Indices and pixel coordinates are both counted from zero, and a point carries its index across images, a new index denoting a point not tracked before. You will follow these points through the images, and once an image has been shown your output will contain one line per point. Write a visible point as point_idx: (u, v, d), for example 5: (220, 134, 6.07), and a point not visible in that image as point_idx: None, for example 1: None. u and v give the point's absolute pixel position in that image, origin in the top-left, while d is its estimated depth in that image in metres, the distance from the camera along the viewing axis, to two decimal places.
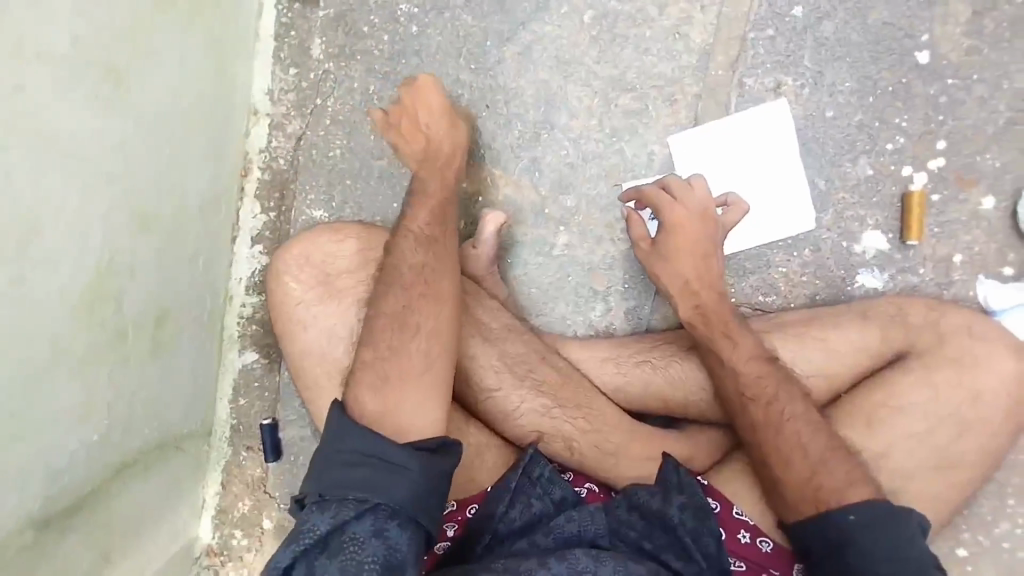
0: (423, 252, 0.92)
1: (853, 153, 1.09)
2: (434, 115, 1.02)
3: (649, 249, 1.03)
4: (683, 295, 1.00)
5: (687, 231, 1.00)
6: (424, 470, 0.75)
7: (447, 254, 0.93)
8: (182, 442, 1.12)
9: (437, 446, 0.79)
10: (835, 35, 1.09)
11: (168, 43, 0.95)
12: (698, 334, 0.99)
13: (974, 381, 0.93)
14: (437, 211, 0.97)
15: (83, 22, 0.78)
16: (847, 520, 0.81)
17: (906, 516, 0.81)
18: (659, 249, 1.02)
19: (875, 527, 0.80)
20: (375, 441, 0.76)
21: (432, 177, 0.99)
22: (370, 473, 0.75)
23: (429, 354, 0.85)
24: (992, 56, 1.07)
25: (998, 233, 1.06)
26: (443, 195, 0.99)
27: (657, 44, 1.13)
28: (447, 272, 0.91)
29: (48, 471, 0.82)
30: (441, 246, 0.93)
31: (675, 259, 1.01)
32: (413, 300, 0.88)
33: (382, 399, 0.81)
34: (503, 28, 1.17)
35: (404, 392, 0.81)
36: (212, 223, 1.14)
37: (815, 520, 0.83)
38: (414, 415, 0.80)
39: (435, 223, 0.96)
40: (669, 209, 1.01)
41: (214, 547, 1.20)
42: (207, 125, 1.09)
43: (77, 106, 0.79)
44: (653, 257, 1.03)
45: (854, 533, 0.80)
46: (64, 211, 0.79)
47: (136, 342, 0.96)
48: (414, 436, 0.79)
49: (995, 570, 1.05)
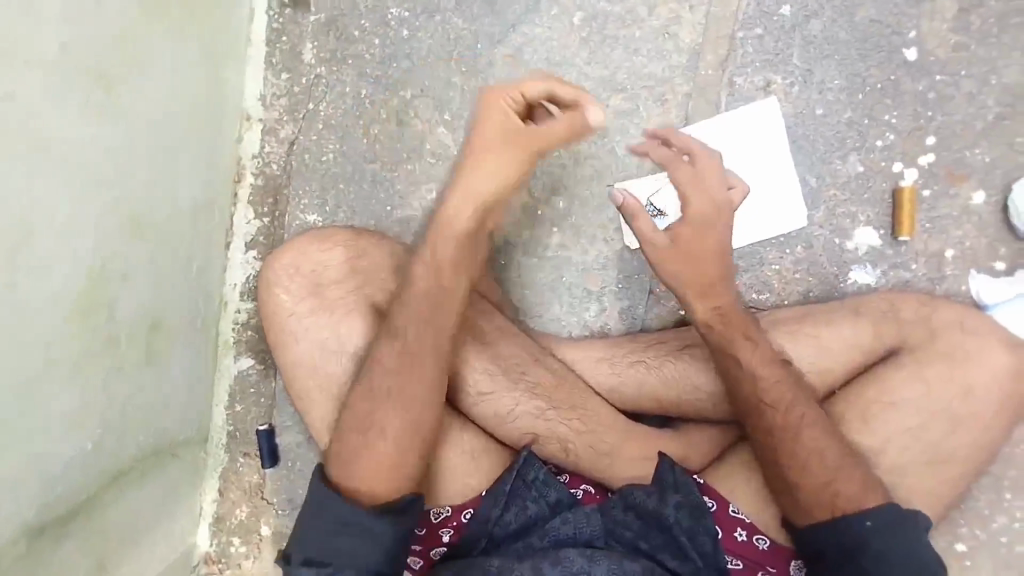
0: (422, 313, 0.92)
1: (843, 150, 1.10)
2: (488, 149, 0.91)
3: (666, 246, 0.93)
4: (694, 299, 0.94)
5: (708, 231, 0.92)
6: (395, 534, 0.84)
7: (446, 318, 0.93)
8: (177, 449, 1.12)
9: (404, 504, 0.86)
10: (822, 33, 1.10)
11: (158, 50, 0.95)
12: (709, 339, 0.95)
13: (966, 375, 0.93)
14: (452, 282, 0.94)
15: (71, 28, 0.79)
16: (864, 526, 0.82)
17: (912, 520, 0.82)
18: (675, 247, 0.93)
19: (887, 531, 0.81)
20: (350, 509, 0.84)
21: (450, 236, 0.93)
22: (348, 538, 0.84)
23: (407, 421, 0.88)
24: (979, 52, 1.07)
25: (989, 228, 1.07)
26: (461, 259, 0.94)
27: (646, 45, 1.14)
28: (442, 337, 0.92)
29: (43, 478, 0.82)
30: (440, 315, 0.92)
31: (692, 261, 0.93)
32: (397, 369, 0.90)
33: (355, 460, 0.87)
34: (493, 30, 1.18)
35: (378, 458, 0.87)
36: (205, 230, 1.14)
37: (831, 524, 0.84)
38: (383, 477, 0.86)
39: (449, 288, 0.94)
40: (696, 203, 0.92)
41: (213, 554, 1.20)
42: (199, 131, 1.09)
43: (66, 112, 0.79)
44: (664, 253, 0.93)
45: (870, 538, 0.81)
46: (56, 218, 0.79)
47: (131, 349, 0.96)
48: (381, 496, 0.86)
49: (994, 565, 1.05)
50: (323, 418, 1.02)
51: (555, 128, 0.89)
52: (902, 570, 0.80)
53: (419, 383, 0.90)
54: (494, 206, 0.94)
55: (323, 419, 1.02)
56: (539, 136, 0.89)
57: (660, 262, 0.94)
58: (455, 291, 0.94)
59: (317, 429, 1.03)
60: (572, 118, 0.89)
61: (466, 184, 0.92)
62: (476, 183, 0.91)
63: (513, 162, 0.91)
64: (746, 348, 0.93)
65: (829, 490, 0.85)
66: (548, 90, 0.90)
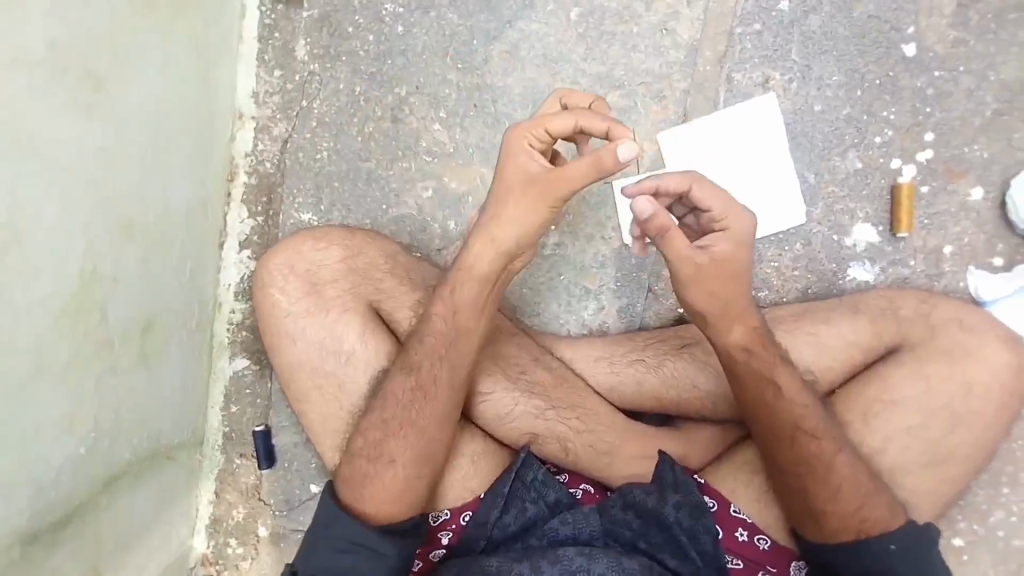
0: (438, 343, 0.91)
1: (842, 147, 1.09)
2: (511, 193, 0.86)
3: (699, 262, 0.81)
4: (722, 322, 0.85)
5: (743, 248, 0.82)
6: (400, 555, 0.87)
7: (465, 353, 0.92)
8: (172, 452, 1.10)
9: (409, 527, 0.89)
10: (821, 29, 1.10)
11: (146, 48, 0.93)
12: (740, 362, 0.87)
13: (965, 373, 0.93)
14: (472, 322, 0.91)
15: (57, 26, 0.77)
16: (888, 550, 0.83)
17: (928, 539, 0.85)
18: (710, 262, 0.81)
19: (907, 554, 0.84)
20: (358, 529, 0.87)
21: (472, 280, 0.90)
22: (354, 557, 0.87)
23: (417, 451, 0.89)
24: (977, 47, 1.07)
25: (988, 224, 1.07)
26: (480, 301, 0.91)
27: (644, 41, 1.13)
28: (460, 369, 0.91)
29: (36, 483, 0.81)
30: (460, 351, 0.91)
31: (725, 280, 0.82)
32: (411, 400, 0.90)
33: (364, 485, 0.89)
34: (489, 26, 1.16)
35: (387, 485, 0.88)
36: (198, 230, 1.13)
37: (854, 546, 0.84)
38: (391, 502, 0.89)
39: (468, 330, 0.91)
40: (733, 220, 0.82)
41: (209, 556, 1.19)
42: (191, 129, 1.07)
43: (52, 112, 0.77)
44: (699, 270, 0.81)
45: (895, 562, 0.83)
46: (45, 220, 0.78)
47: (125, 352, 0.95)
48: (388, 518, 0.89)
49: (991, 560, 1.06)
50: (321, 421, 1.01)
51: (574, 170, 0.81)
52: None
53: (432, 416, 0.90)
54: (519, 253, 0.89)
55: (321, 422, 1.01)
56: (560, 176, 0.82)
57: (690, 283, 0.82)
58: (477, 331, 0.92)
59: (315, 432, 1.02)
60: (592, 164, 0.79)
61: (490, 229, 0.88)
62: (499, 231, 0.87)
63: (536, 204, 0.85)
64: (781, 367, 0.87)
65: (843, 498, 0.85)
66: (573, 123, 0.82)
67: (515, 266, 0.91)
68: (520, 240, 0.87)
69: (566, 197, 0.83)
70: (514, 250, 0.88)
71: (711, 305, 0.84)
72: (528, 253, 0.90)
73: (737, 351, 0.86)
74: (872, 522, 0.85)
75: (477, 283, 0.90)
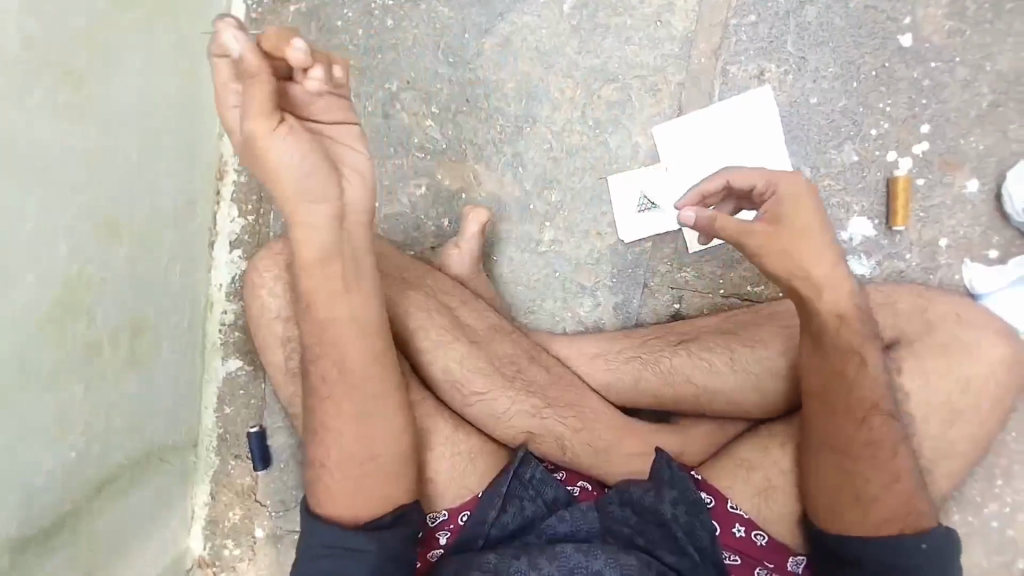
0: (314, 337, 0.84)
1: (838, 139, 1.09)
2: (259, 171, 0.77)
3: (761, 230, 0.81)
4: (811, 293, 0.83)
5: (803, 202, 0.82)
6: (381, 551, 0.82)
7: (335, 340, 0.84)
8: (166, 455, 1.09)
9: (390, 521, 0.84)
10: (817, 20, 1.09)
11: (128, 43, 0.91)
12: (832, 335, 0.85)
13: (962, 369, 0.94)
14: (336, 310, 0.83)
15: (34, 23, 0.74)
16: (920, 548, 0.81)
17: (954, 545, 0.83)
18: (777, 228, 0.81)
19: (939, 559, 0.82)
20: (329, 530, 0.83)
21: (314, 269, 0.81)
22: (335, 560, 0.82)
23: (353, 448, 0.84)
24: (973, 38, 1.06)
25: (984, 216, 1.06)
26: (334, 282, 0.82)
27: (639, 33, 1.11)
28: (339, 354, 0.84)
29: (23, 493, 0.79)
30: (330, 341, 0.84)
31: (800, 244, 0.81)
32: (316, 406, 0.86)
33: (331, 486, 0.84)
34: (480, 19, 1.14)
35: (347, 479, 0.84)
36: (188, 228, 1.11)
37: (891, 542, 0.82)
38: (355, 498, 0.84)
39: (332, 318, 0.83)
40: (783, 182, 0.83)
41: (206, 558, 1.18)
42: (177, 124, 1.05)
43: (33, 114, 0.75)
44: (767, 240, 0.81)
45: (924, 561, 0.81)
46: (26, 222, 0.76)
47: (114, 356, 0.94)
48: (367, 516, 0.84)
49: (985, 551, 1.06)
50: None
51: (252, 104, 0.72)
52: None
53: (344, 415, 0.84)
54: (336, 212, 0.79)
55: None
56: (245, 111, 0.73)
57: (766, 256, 0.82)
58: (345, 318, 0.83)
59: None
60: (248, 78, 0.71)
61: (285, 208, 0.78)
62: (295, 211, 0.78)
63: (270, 153, 0.74)
64: (871, 348, 0.86)
65: (894, 491, 0.84)
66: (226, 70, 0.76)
67: (340, 216, 0.80)
68: (313, 190, 0.77)
69: (274, 119, 0.73)
70: (322, 222, 0.79)
71: (790, 278, 0.82)
72: (333, 201, 0.79)
73: (831, 319, 0.84)
74: (915, 516, 0.83)
75: (313, 269, 0.81)
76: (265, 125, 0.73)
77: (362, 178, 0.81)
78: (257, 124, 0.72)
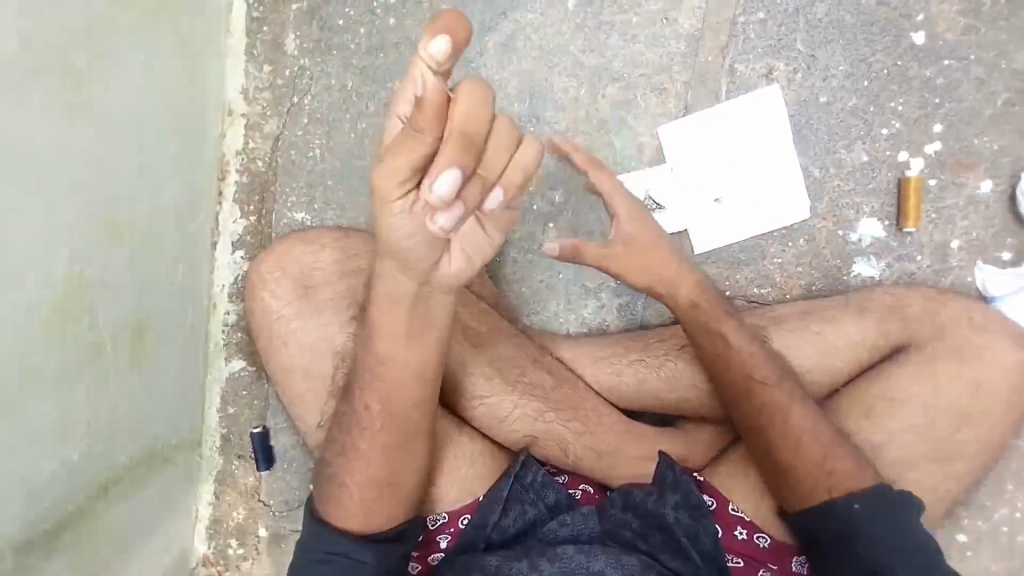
0: (370, 371, 0.82)
1: (848, 139, 1.07)
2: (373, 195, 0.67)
3: (618, 250, 0.94)
4: (667, 289, 0.96)
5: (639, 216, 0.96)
6: (379, 561, 0.83)
7: (393, 379, 0.81)
8: (170, 455, 1.10)
9: (394, 535, 0.85)
10: (827, 17, 1.06)
11: (127, 46, 0.90)
12: (690, 320, 0.96)
13: (972, 374, 0.92)
14: (397, 351, 0.79)
15: (33, 25, 0.73)
16: (853, 509, 0.81)
17: (906, 504, 0.81)
18: (627, 249, 0.95)
19: (881, 515, 0.80)
20: (335, 539, 0.83)
21: (384, 306, 0.77)
22: (332, 566, 0.82)
23: (371, 470, 0.83)
24: (989, 35, 1.04)
25: (997, 218, 1.04)
26: (404, 330, 0.78)
27: (644, 31, 1.10)
28: (394, 395, 0.82)
29: (25, 494, 0.79)
30: (384, 378, 0.81)
31: (643, 255, 0.95)
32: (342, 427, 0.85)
33: (337, 494, 0.84)
34: (484, 16, 1.13)
35: (363, 499, 0.83)
36: (189, 229, 1.11)
37: (824, 508, 0.82)
38: (364, 511, 0.83)
39: (390, 357, 0.80)
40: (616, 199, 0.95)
41: (211, 556, 1.19)
42: (179, 125, 1.05)
43: (30, 119, 0.75)
44: (624, 258, 0.95)
45: (863, 521, 0.80)
46: (26, 226, 0.75)
47: (115, 358, 0.93)
48: (374, 526, 0.84)
49: (994, 557, 1.05)
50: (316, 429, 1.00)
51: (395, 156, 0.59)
52: (894, 554, 0.78)
53: (373, 443, 0.83)
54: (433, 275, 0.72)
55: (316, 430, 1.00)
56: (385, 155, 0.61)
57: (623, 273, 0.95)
58: (403, 360, 0.80)
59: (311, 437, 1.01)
60: (406, 132, 0.58)
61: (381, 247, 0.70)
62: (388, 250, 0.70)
63: (382, 211, 0.64)
64: (729, 323, 0.94)
65: None
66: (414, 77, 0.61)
67: (423, 280, 0.72)
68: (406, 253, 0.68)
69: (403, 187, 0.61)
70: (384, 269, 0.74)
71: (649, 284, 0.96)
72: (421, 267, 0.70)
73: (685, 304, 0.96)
74: None
75: (380, 305, 0.77)
76: (386, 187, 0.62)
77: (466, 263, 0.71)
78: (385, 183, 0.61)
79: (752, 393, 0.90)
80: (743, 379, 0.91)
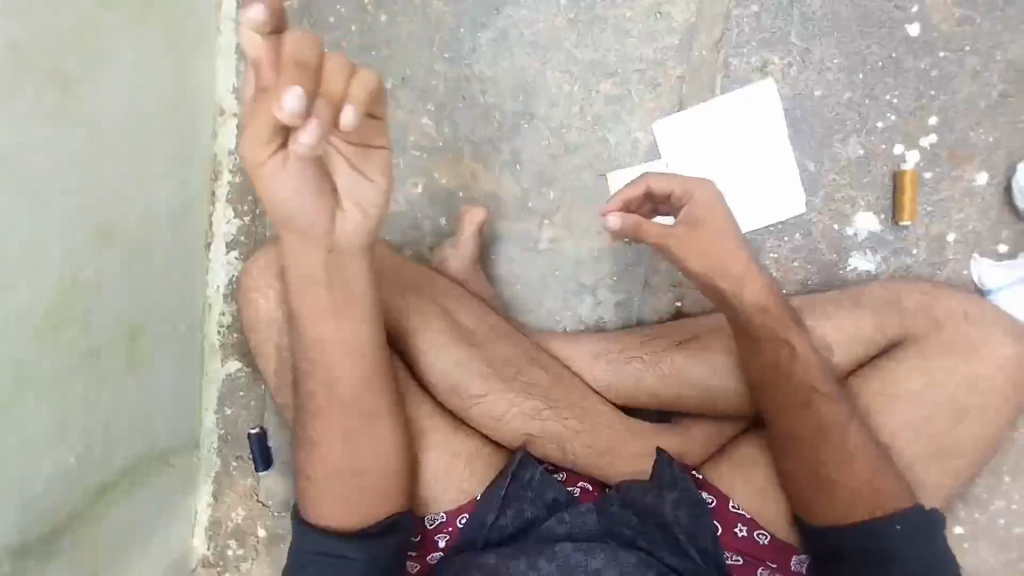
0: (310, 358, 0.81)
1: (843, 133, 1.06)
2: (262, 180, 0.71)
3: (680, 231, 0.82)
4: (734, 285, 0.85)
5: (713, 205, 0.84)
6: (370, 558, 0.83)
7: (331, 361, 0.81)
8: (167, 455, 1.10)
9: (387, 526, 0.85)
10: (821, 10, 1.06)
11: (116, 45, 0.89)
12: (756, 322, 0.87)
13: (969, 368, 0.92)
14: (330, 330, 0.79)
15: (21, 27, 0.73)
16: (893, 530, 0.83)
17: (934, 521, 0.85)
18: (693, 232, 0.83)
19: (914, 535, 0.83)
20: (317, 537, 0.83)
21: (306, 286, 0.77)
22: (321, 565, 0.83)
23: (342, 461, 0.83)
24: (984, 26, 1.03)
25: (993, 210, 1.04)
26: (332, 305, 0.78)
27: (637, 26, 1.09)
28: (336, 376, 0.81)
29: (22, 498, 0.79)
30: (323, 361, 0.81)
31: (710, 238, 0.83)
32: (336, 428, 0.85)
33: (316, 491, 0.84)
34: (476, 13, 1.12)
35: (338, 493, 0.83)
36: (182, 229, 1.10)
37: (858, 528, 0.84)
38: (349, 506, 0.83)
39: (322, 338, 0.80)
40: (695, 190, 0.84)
41: (210, 557, 1.18)
42: (170, 124, 1.04)
43: (20, 122, 0.74)
44: (687, 244, 0.83)
45: (898, 541, 0.83)
46: (18, 230, 0.75)
47: (110, 360, 0.93)
48: (363, 520, 0.84)
49: (993, 549, 1.05)
50: None
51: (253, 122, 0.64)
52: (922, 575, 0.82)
53: (335, 432, 0.83)
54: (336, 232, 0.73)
55: None
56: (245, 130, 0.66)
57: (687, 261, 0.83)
58: (337, 337, 0.80)
59: None
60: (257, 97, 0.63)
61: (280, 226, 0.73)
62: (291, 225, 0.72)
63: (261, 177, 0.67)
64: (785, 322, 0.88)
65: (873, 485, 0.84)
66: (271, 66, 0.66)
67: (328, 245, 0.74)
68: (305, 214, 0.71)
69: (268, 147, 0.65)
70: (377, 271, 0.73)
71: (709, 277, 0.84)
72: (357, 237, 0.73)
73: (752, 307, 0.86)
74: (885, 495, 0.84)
75: (304, 289, 0.77)
76: (257, 150, 0.65)
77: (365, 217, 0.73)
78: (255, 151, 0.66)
79: (807, 403, 0.86)
80: (797, 384, 0.87)
